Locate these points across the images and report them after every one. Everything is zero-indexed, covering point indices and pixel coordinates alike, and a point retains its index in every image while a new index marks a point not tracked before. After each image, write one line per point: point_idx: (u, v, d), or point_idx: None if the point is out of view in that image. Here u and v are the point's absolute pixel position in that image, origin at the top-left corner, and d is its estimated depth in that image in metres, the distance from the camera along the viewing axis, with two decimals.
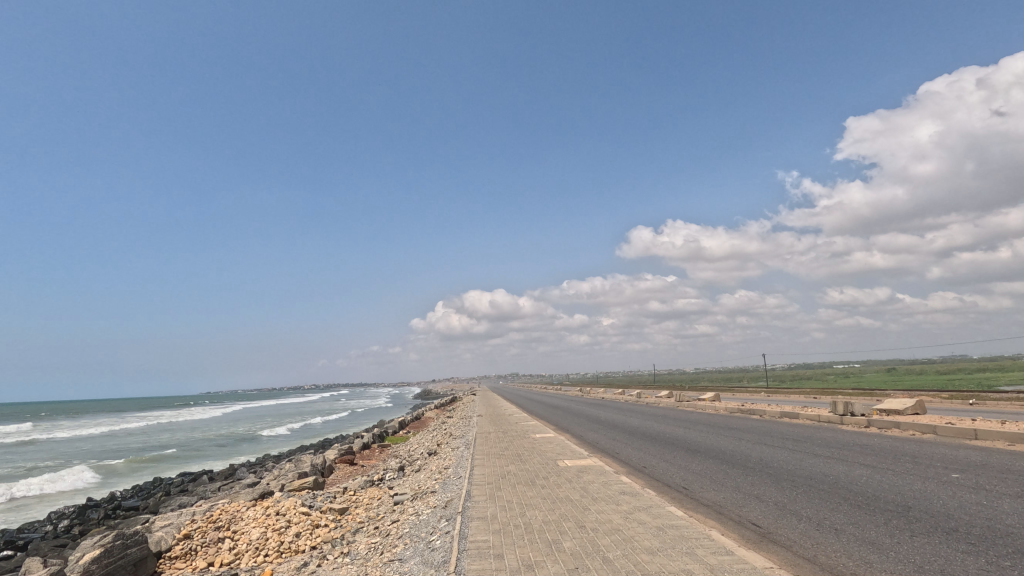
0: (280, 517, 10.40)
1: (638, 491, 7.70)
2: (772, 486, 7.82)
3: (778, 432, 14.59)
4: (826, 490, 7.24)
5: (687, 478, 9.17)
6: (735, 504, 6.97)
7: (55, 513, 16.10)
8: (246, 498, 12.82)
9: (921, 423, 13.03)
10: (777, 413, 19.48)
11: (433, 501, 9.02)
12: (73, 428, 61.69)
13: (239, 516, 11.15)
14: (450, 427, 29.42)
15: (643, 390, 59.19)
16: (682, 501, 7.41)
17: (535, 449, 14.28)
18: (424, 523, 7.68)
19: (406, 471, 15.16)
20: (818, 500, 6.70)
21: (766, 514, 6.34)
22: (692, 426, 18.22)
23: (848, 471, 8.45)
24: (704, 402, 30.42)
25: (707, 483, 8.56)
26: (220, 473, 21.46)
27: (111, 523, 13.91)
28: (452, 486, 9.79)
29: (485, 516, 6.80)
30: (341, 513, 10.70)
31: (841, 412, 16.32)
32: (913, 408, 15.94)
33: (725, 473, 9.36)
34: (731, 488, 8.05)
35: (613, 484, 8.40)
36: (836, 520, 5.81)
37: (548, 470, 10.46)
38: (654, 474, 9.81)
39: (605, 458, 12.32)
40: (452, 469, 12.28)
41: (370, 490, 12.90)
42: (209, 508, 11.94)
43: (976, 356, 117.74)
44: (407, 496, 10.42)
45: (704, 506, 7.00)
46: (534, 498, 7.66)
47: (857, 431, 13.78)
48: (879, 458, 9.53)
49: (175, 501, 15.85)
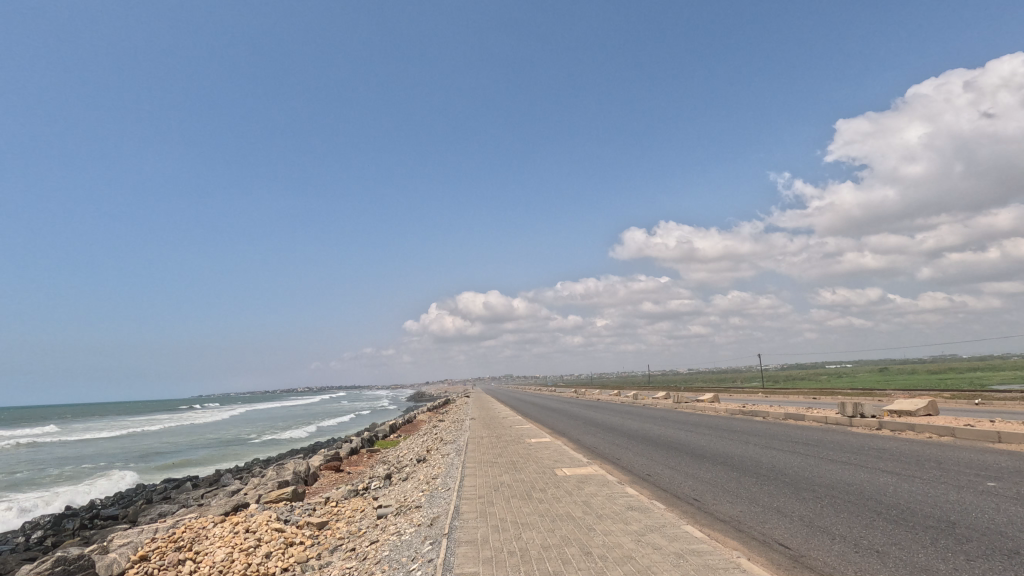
0: (249, 535, 9.98)
1: (648, 506, 7.34)
2: (792, 498, 7.49)
3: (785, 434, 14.26)
4: (855, 502, 6.91)
5: (697, 488, 8.85)
6: (757, 519, 6.65)
7: (29, 522, 15.59)
8: (218, 510, 12.37)
9: (935, 426, 12.79)
10: (782, 415, 19.25)
11: (418, 517, 8.65)
12: (61, 433, 60.94)
13: (203, 534, 10.71)
14: (440, 431, 29.10)
15: (638, 391, 58.65)
16: (697, 516, 7.08)
17: (532, 456, 13.93)
18: (408, 544, 7.31)
19: (394, 479, 14.78)
20: (848, 515, 6.38)
21: (794, 532, 6.03)
22: (693, 429, 17.93)
23: (869, 479, 8.17)
24: (704, 403, 30.07)
25: (721, 494, 8.21)
26: (204, 479, 20.94)
27: (85, 534, 13.43)
28: (440, 499, 9.40)
29: (473, 539, 6.43)
30: (319, 528, 10.32)
31: (850, 414, 16.14)
32: (925, 408, 15.76)
33: (736, 481, 9.07)
34: (747, 499, 7.71)
35: (619, 498, 8.03)
36: (875, 540, 5.48)
37: (546, 481, 10.09)
38: (663, 484, 9.48)
39: (606, 465, 11.98)
40: (441, 479, 11.91)
41: (354, 501, 12.52)
42: (174, 524, 11.48)
43: (968, 357, 118.46)
44: (391, 510, 10.04)
45: (722, 522, 6.68)
46: (530, 517, 7.30)
47: (867, 434, 13.50)
48: (902, 463, 9.21)
49: (154, 510, 15.43)
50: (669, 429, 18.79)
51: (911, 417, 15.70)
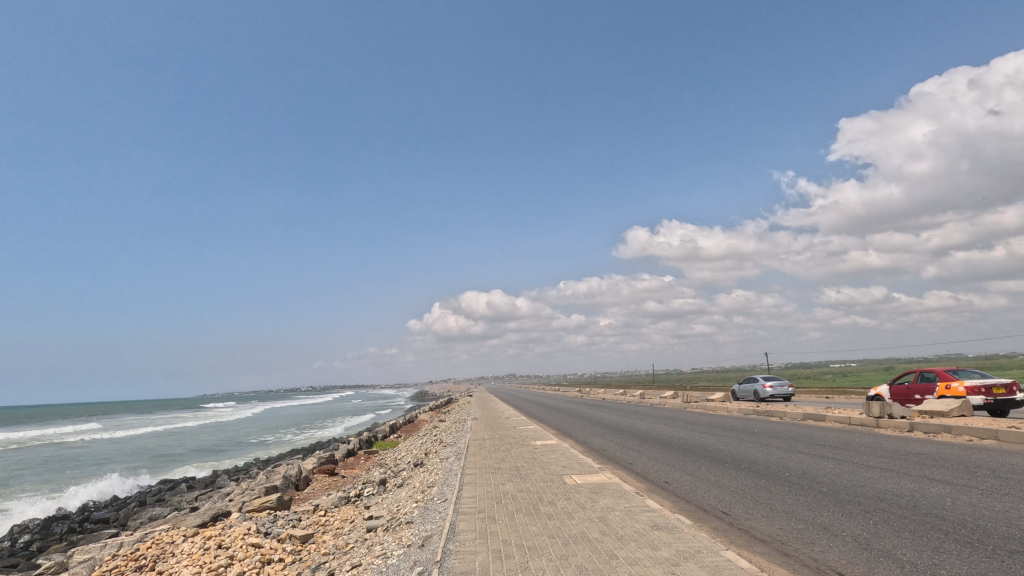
0: (220, 553, 9.59)
1: (674, 525, 6.91)
2: (838, 512, 7.05)
3: (808, 438, 13.70)
4: (913, 519, 6.48)
5: (724, 500, 8.44)
6: (803, 540, 6.24)
7: (17, 526, 15.32)
8: (194, 521, 11.98)
9: (975, 428, 12.40)
10: (798, 416, 18.71)
11: (408, 536, 8.22)
12: (59, 434, 60.49)
13: (170, 550, 10.30)
14: (440, 432, 28.62)
15: (642, 390, 57.30)
16: (731, 535, 6.67)
17: (538, 461, 13.57)
18: (396, 570, 6.89)
19: (389, 485, 14.35)
20: (911, 536, 5.94)
21: (853, 558, 5.59)
22: (707, 430, 17.39)
23: (918, 489, 7.74)
24: (714, 403, 29.50)
25: (754, 507, 7.79)
26: (199, 481, 20.56)
27: (70, 540, 13.10)
28: (436, 514, 8.95)
29: (472, 569, 6.00)
30: (302, 541, 9.96)
31: (877, 415, 15.74)
32: (960, 408, 15.29)
33: (767, 491, 8.63)
34: (785, 514, 7.29)
35: (641, 514, 7.60)
36: (953, 569, 5.04)
37: (555, 492, 9.64)
38: (686, 494, 9.07)
39: (618, 472, 11.59)
40: (437, 487, 11.51)
41: (343, 510, 12.16)
42: (141, 538, 11.07)
43: (974, 358, 116.21)
44: (381, 524, 9.67)
45: (763, 544, 6.26)
46: (539, 539, 6.89)
47: (900, 436, 13.01)
48: (951, 471, 8.73)
49: (140, 516, 15.01)
50: (681, 431, 18.26)
51: (944, 418, 15.30)
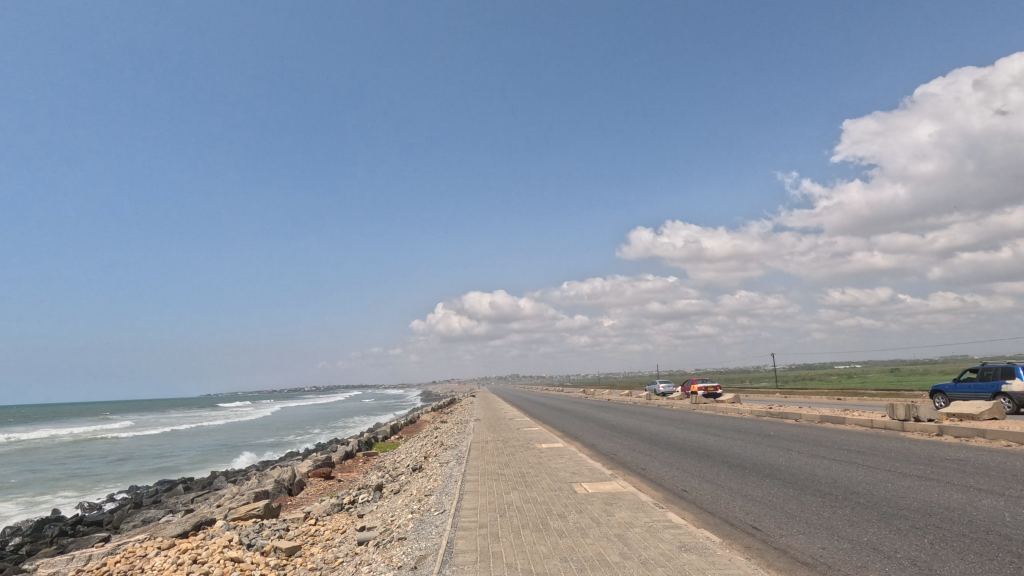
0: (195, 569, 9.29)
1: (705, 546, 6.58)
2: (884, 529, 6.74)
3: (829, 442, 13.28)
4: (974, 538, 6.14)
5: (752, 512, 8.13)
6: (852, 563, 5.91)
7: (10, 527, 15.17)
8: (174, 531, 11.69)
9: (1011, 433, 12.03)
10: (815, 418, 18.34)
11: (399, 556, 7.88)
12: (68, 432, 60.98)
13: (140, 565, 9.95)
14: (444, 433, 28.29)
15: None
16: (768, 556, 6.39)
17: (546, 467, 13.20)
18: None
19: (386, 492, 14.04)
20: (978, 559, 5.61)
21: None
22: (722, 433, 16.94)
23: (966, 502, 7.39)
24: (725, 404, 29.12)
25: (787, 522, 7.48)
26: (197, 483, 20.32)
27: (62, 542, 12.95)
28: (431, 530, 8.60)
29: None
30: (288, 555, 9.64)
31: (902, 417, 15.38)
32: (990, 412, 14.88)
33: (798, 502, 8.30)
34: (825, 530, 6.98)
35: (665, 531, 7.26)
36: None
37: (565, 503, 9.27)
38: (708, 505, 8.76)
39: (633, 479, 11.28)
40: (434, 496, 11.21)
41: (337, 519, 11.87)
42: (114, 550, 10.77)
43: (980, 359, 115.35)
44: (371, 538, 9.38)
45: (807, 568, 5.96)
46: (550, 563, 6.56)
47: (926, 441, 12.63)
48: (996, 481, 8.35)
49: (130, 520, 14.76)
50: (694, 433, 17.82)
51: (974, 421, 14.88)
